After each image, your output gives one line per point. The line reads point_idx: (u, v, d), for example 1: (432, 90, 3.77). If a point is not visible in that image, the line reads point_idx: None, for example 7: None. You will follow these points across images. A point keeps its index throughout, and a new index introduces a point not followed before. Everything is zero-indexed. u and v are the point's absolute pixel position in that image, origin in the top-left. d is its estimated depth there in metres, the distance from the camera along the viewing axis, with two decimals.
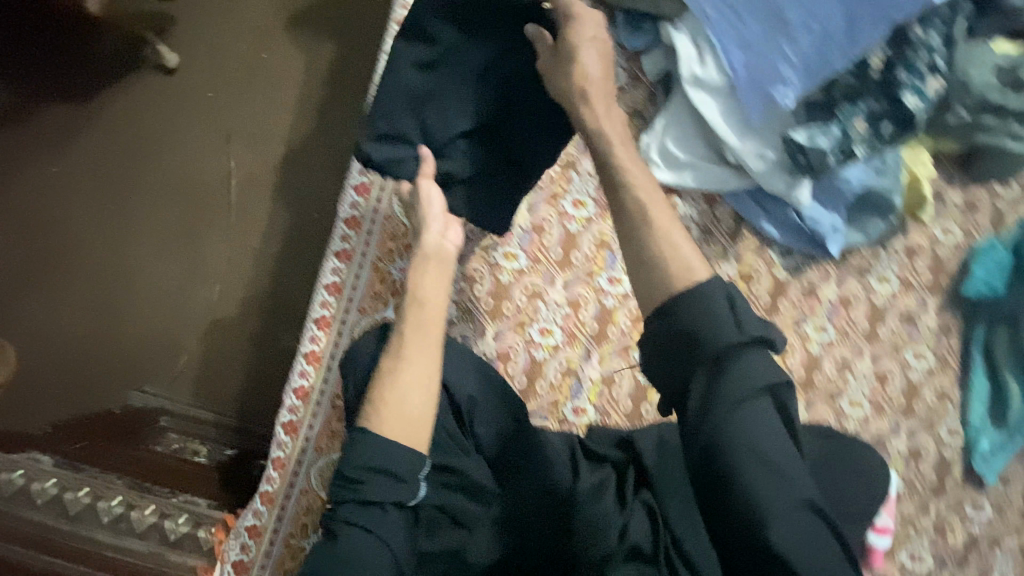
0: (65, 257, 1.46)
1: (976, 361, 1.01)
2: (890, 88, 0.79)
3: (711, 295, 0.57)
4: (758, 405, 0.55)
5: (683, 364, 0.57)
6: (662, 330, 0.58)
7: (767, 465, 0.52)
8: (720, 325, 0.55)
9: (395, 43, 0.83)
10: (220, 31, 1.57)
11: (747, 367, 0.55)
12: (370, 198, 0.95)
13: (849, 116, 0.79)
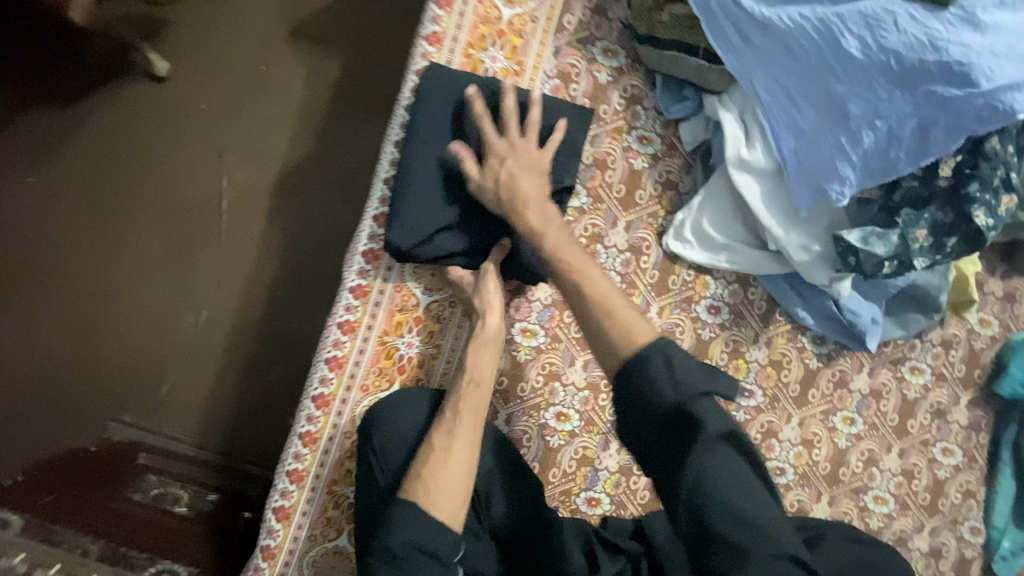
0: (34, 277, 1.32)
1: (1005, 460, 0.99)
2: (959, 197, 0.70)
3: (647, 358, 0.58)
4: (723, 454, 0.54)
5: (643, 422, 0.57)
6: (621, 392, 0.59)
7: (742, 520, 0.50)
8: (664, 386, 0.56)
9: (419, 128, 0.84)
10: (216, 38, 1.44)
11: (700, 416, 0.54)
12: (379, 266, 0.86)
13: (910, 222, 0.72)
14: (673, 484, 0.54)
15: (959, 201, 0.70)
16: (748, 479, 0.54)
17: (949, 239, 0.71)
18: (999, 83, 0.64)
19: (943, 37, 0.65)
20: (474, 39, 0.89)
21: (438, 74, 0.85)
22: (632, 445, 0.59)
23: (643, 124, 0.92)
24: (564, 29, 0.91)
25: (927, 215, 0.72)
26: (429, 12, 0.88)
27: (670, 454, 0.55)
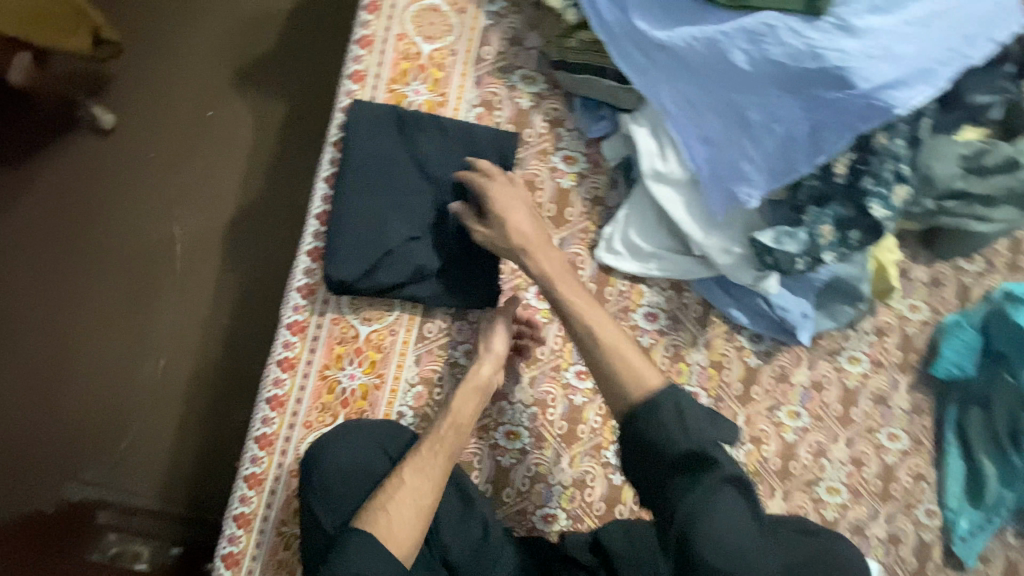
0: None
1: (949, 439, 0.99)
2: (856, 193, 0.74)
3: (660, 403, 0.63)
4: (723, 498, 0.59)
5: (649, 466, 0.62)
6: (628, 435, 0.63)
7: (730, 560, 0.57)
8: (676, 436, 0.60)
9: (348, 160, 0.86)
10: (160, 88, 1.46)
11: (706, 467, 0.60)
12: (315, 300, 0.87)
13: (816, 220, 0.76)
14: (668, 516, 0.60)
15: (857, 195, 0.74)
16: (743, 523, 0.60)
17: (853, 232, 0.75)
18: (876, 83, 0.67)
19: (824, 44, 0.69)
20: (396, 75, 0.92)
21: (366, 111, 0.88)
22: (633, 474, 0.64)
23: (567, 144, 0.95)
24: (483, 61, 0.95)
25: (830, 212, 0.75)
26: (351, 53, 0.92)
27: (670, 496, 0.61)
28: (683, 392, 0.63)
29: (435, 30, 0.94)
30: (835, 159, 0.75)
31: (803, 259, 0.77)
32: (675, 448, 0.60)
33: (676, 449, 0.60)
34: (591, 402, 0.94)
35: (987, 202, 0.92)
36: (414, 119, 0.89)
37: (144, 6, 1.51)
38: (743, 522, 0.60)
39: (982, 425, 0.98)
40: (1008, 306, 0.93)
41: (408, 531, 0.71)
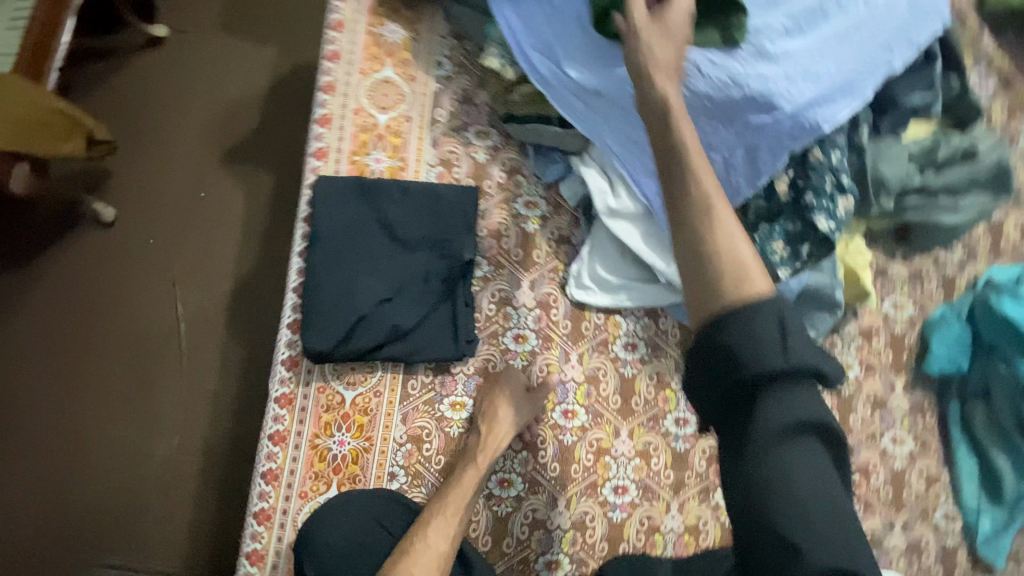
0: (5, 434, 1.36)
1: (956, 437, 0.96)
2: (802, 208, 0.74)
3: (758, 308, 0.49)
4: (806, 446, 0.48)
5: (723, 386, 0.50)
6: (707, 338, 0.50)
7: (810, 514, 0.45)
8: (772, 351, 0.47)
9: (317, 233, 0.90)
10: (156, 178, 1.59)
11: (798, 398, 0.48)
12: (300, 372, 0.90)
13: (767, 239, 0.75)
14: (739, 445, 0.49)
15: (803, 211, 0.74)
16: (829, 476, 0.48)
17: (805, 247, 0.74)
18: (800, 103, 0.69)
19: (746, 72, 0.69)
20: (357, 147, 0.97)
21: (328, 188, 0.92)
22: (703, 390, 0.52)
23: (527, 191, 0.98)
24: (438, 122, 0.99)
25: (780, 230, 0.75)
26: (313, 133, 0.97)
27: (750, 430, 0.48)
28: (786, 302, 0.50)
29: (389, 99, 0.98)
30: (776, 179, 0.74)
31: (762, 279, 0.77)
32: (766, 365, 0.47)
33: (772, 366, 0.47)
34: (581, 440, 0.93)
35: (955, 192, 0.93)
36: (378, 184, 0.93)
37: (138, 107, 1.64)
38: (831, 475, 0.48)
39: (986, 420, 0.95)
40: (992, 298, 0.92)
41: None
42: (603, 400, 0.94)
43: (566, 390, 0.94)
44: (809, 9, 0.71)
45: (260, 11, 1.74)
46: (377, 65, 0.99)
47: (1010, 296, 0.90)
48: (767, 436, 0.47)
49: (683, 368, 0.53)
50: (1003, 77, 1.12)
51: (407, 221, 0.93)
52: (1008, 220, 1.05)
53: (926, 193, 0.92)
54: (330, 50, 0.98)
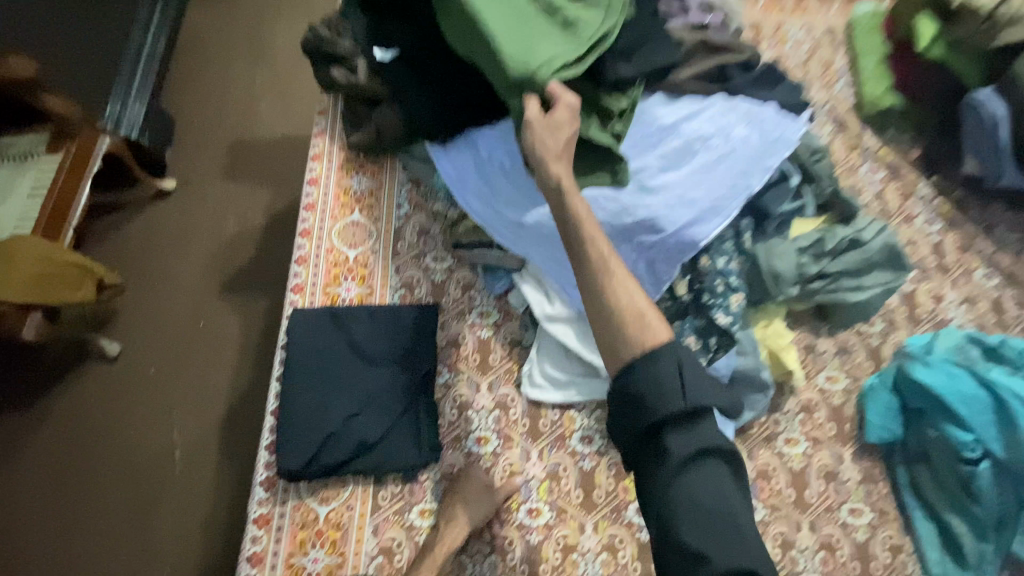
0: (25, 560, 1.54)
1: (910, 503, 0.99)
2: (703, 306, 0.86)
3: (658, 360, 0.67)
4: (703, 465, 0.65)
5: (637, 425, 0.67)
6: (622, 388, 0.68)
7: (706, 521, 0.62)
8: (670, 396, 0.65)
9: (293, 359, 1.02)
10: (158, 314, 1.81)
11: (694, 430, 0.65)
12: (277, 490, 0.97)
13: (679, 335, 0.87)
14: (654, 469, 0.66)
15: (704, 309, 0.86)
16: (726, 488, 0.65)
17: (713, 337, 0.85)
18: (680, 225, 0.84)
19: (633, 204, 0.86)
20: (330, 280, 1.11)
21: (305, 320, 1.05)
22: (625, 430, 0.69)
23: (480, 303, 1.11)
24: (399, 252, 1.14)
25: (689, 324, 0.87)
26: (292, 273, 1.12)
27: (661, 458, 0.66)
28: (682, 351, 0.68)
29: (357, 238, 1.14)
30: (675, 283, 0.88)
31: None
32: (668, 408, 0.65)
33: (668, 407, 0.65)
34: (547, 538, 0.95)
35: (854, 274, 1.04)
36: (347, 308, 1.07)
37: (145, 251, 1.88)
38: (728, 488, 0.65)
39: (934, 483, 0.98)
40: (908, 365, 1.00)
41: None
42: (565, 495, 0.98)
43: (528, 488, 0.99)
44: (676, 150, 0.89)
45: (256, 160, 2.01)
46: (347, 211, 1.16)
47: (923, 363, 0.98)
48: (673, 459, 0.65)
49: (610, 409, 0.71)
50: (891, 167, 1.25)
51: (373, 340, 1.05)
52: (921, 289, 1.15)
53: (829, 277, 1.02)
54: (307, 203, 1.16)
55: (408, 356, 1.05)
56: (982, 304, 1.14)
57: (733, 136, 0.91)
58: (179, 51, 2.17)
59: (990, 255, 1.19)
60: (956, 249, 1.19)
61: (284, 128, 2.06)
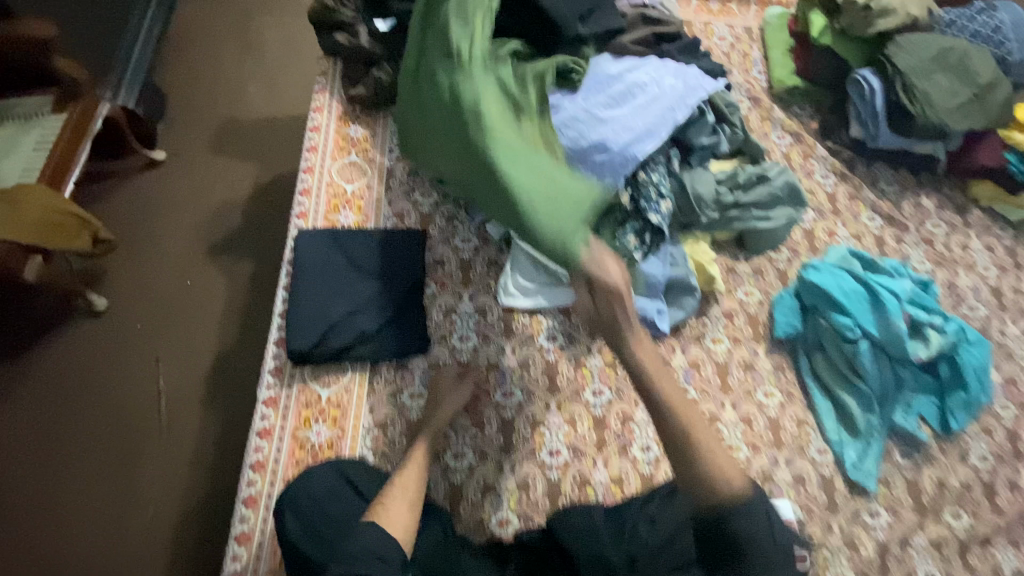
0: (9, 504, 1.57)
1: (811, 385, 1.22)
2: (639, 213, 1.18)
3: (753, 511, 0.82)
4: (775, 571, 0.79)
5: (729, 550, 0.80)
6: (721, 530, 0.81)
7: None
8: (762, 537, 0.80)
9: (299, 267, 1.17)
10: (147, 272, 1.89)
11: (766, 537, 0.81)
12: (283, 376, 1.11)
13: (622, 235, 1.18)
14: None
15: (641, 215, 1.18)
16: None
17: (647, 235, 1.19)
18: (623, 146, 1.10)
19: (587, 131, 1.10)
20: (329, 208, 1.28)
21: (308, 236, 1.21)
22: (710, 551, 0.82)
23: (462, 231, 1.30)
24: (391, 188, 1.33)
25: (630, 228, 1.18)
26: (295, 200, 1.28)
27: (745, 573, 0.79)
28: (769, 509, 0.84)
29: (354, 175, 1.32)
30: (619, 195, 1.15)
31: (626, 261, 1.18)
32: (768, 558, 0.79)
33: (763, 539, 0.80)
34: (519, 414, 1.14)
35: (764, 207, 1.30)
36: (347, 230, 1.24)
37: (135, 217, 1.97)
38: None
39: (828, 368, 1.23)
40: (802, 272, 1.27)
41: (405, 524, 0.85)
42: (533, 381, 1.17)
43: (503, 375, 1.17)
44: (620, 92, 1.15)
45: (244, 136, 2.15)
46: (345, 153, 1.34)
47: (813, 268, 1.26)
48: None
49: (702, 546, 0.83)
50: (795, 133, 1.54)
51: (367, 256, 1.22)
52: (819, 227, 1.42)
53: (742, 207, 1.28)
54: (309, 145, 1.34)
55: (403, 269, 1.22)
56: (867, 239, 1.43)
57: (664, 83, 1.17)
58: (170, 36, 2.31)
59: (873, 201, 1.48)
60: (846, 197, 1.47)
61: (271, 109, 2.21)
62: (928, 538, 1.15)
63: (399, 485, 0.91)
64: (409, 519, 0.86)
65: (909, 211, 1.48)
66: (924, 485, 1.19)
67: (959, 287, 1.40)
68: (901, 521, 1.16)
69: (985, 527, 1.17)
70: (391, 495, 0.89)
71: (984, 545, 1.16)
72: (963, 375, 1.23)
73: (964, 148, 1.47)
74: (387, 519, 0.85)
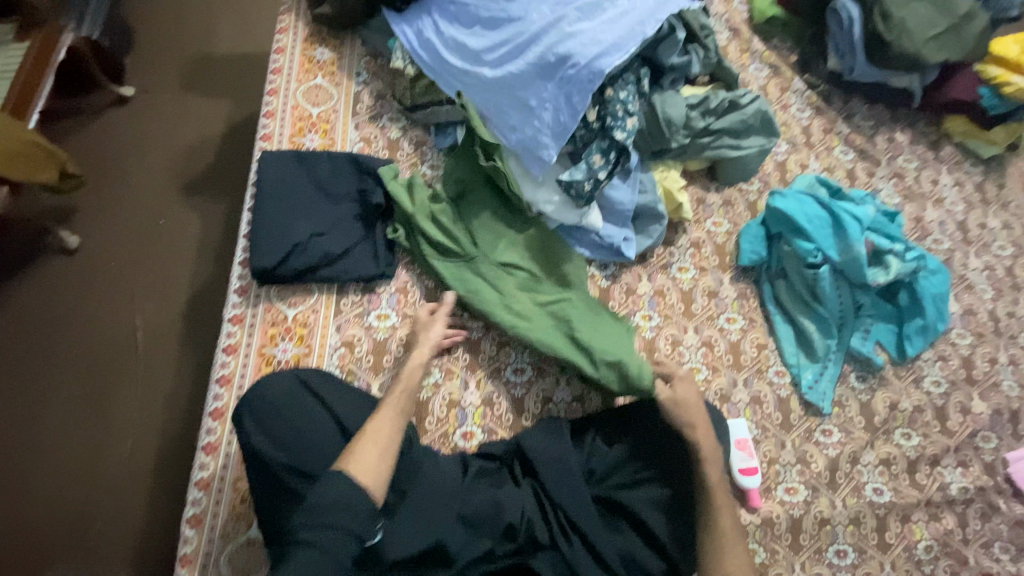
0: None
1: (772, 310, 1.25)
2: (607, 132, 1.17)
3: None
4: None
5: None
6: None
7: None
8: None
9: (262, 187, 1.16)
10: (119, 209, 1.83)
11: None
12: (249, 296, 1.12)
13: (590, 155, 1.18)
14: None
15: (608, 133, 1.17)
16: None
17: (613, 154, 1.18)
18: (590, 60, 1.11)
19: (556, 47, 1.13)
20: (295, 132, 1.26)
21: (271, 157, 1.19)
22: None
23: (431, 157, 1.28)
24: (359, 113, 1.30)
25: (596, 147, 1.18)
26: (260, 123, 1.26)
27: None
28: None
29: (320, 98, 1.29)
30: (587, 114, 1.17)
31: (592, 183, 1.17)
32: None
33: None
34: (484, 335, 1.16)
35: (736, 135, 1.31)
36: (311, 152, 1.21)
37: (103, 154, 1.90)
38: None
39: (789, 294, 1.26)
40: (769, 200, 1.29)
41: (374, 471, 0.85)
42: None
43: None
44: (589, 4, 1.16)
45: (215, 71, 2.06)
46: (311, 76, 1.31)
47: (781, 194, 1.28)
48: None
49: None
50: (774, 66, 1.52)
51: (335, 179, 1.20)
52: (791, 159, 1.42)
53: (714, 133, 1.29)
54: (274, 67, 1.31)
55: (371, 192, 1.20)
56: (839, 172, 1.43)
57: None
58: None
59: (847, 135, 1.48)
60: (820, 131, 1.47)
61: (243, 44, 2.13)
62: (878, 456, 1.20)
63: (373, 428, 0.91)
64: (381, 468, 0.86)
65: (882, 146, 1.48)
66: (878, 407, 1.23)
67: (926, 221, 1.42)
68: (853, 440, 1.20)
69: (933, 446, 1.22)
70: (365, 444, 0.88)
71: (932, 463, 1.21)
72: (920, 301, 1.27)
73: (939, 82, 1.48)
74: (358, 463, 0.85)
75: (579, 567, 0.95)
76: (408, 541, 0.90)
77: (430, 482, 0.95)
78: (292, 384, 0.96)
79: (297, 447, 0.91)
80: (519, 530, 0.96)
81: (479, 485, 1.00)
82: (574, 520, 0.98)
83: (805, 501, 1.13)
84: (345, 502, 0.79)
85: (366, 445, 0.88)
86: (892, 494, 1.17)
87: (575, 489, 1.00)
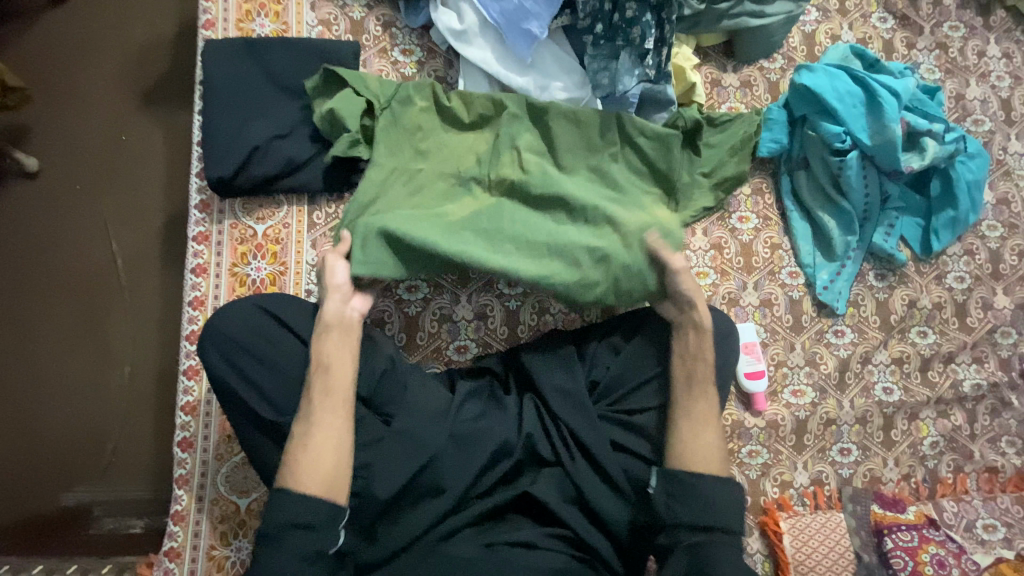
0: None
1: (789, 206, 1.15)
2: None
3: None
4: None
5: None
6: None
7: None
8: None
9: (211, 87, 1.01)
10: (69, 121, 1.60)
11: None
12: (212, 210, 1.02)
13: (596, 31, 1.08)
14: None
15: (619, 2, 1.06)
16: None
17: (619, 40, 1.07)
18: None
19: None
20: (241, 16, 1.08)
21: (215, 48, 1.03)
22: None
23: (402, 40, 1.11)
24: None
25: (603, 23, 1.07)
26: (200, 8, 1.08)
27: None
28: None
29: None
30: None
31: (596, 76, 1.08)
32: None
33: None
34: None
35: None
36: (263, 39, 1.04)
37: (46, 59, 1.63)
38: None
39: (810, 186, 1.14)
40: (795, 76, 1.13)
41: (321, 471, 0.79)
42: None
43: None
44: None
45: None
46: None
47: (808, 69, 1.12)
48: None
49: None
50: None
51: (294, 73, 1.04)
52: (820, 30, 1.23)
53: None
54: None
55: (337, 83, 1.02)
56: (875, 43, 1.24)
57: None
58: None
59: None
60: None
61: None
62: (890, 355, 1.14)
63: (320, 422, 0.81)
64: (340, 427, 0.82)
65: (926, 10, 1.27)
66: (895, 306, 1.16)
67: (967, 98, 1.26)
68: (866, 340, 1.14)
69: (950, 344, 1.16)
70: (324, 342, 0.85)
71: (946, 361, 1.16)
72: (952, 191, 1.16)
73: None
74: (303, 457, 0.79)
75: (581, 482, 0.92)
76: (390, 476, 0.88)
77: (415, 406, 0.92)
78: (253, 313, 0.90)
79: (269, 384, 0.88)
80: (516, 446, 0.94)
81: (467, 404, 0.96)
82: (580, 439, 0.94)
83: (812, 402, 1.10)
84: (304, 509, 0.75)
85: (317, 431, 0.81)
86: (903, 393, 1.14)
87: (579, 408, 0.95)
